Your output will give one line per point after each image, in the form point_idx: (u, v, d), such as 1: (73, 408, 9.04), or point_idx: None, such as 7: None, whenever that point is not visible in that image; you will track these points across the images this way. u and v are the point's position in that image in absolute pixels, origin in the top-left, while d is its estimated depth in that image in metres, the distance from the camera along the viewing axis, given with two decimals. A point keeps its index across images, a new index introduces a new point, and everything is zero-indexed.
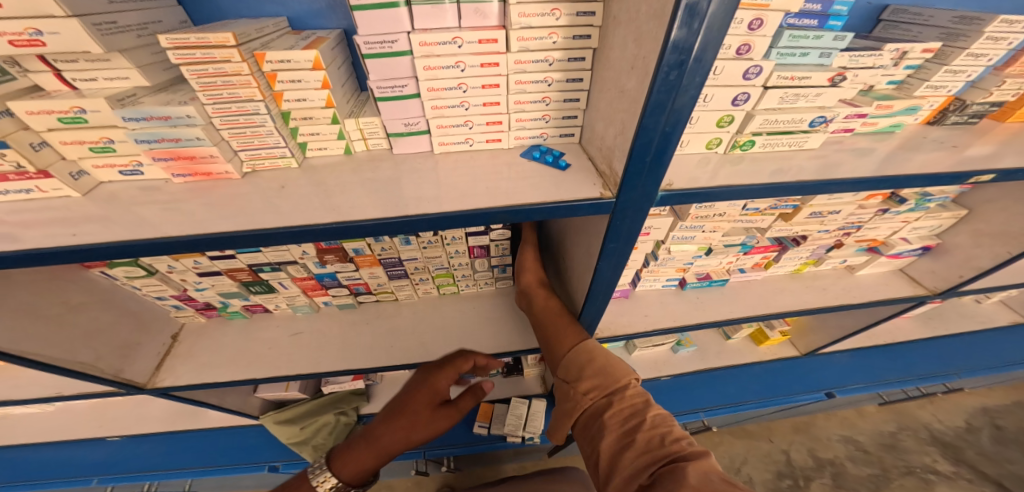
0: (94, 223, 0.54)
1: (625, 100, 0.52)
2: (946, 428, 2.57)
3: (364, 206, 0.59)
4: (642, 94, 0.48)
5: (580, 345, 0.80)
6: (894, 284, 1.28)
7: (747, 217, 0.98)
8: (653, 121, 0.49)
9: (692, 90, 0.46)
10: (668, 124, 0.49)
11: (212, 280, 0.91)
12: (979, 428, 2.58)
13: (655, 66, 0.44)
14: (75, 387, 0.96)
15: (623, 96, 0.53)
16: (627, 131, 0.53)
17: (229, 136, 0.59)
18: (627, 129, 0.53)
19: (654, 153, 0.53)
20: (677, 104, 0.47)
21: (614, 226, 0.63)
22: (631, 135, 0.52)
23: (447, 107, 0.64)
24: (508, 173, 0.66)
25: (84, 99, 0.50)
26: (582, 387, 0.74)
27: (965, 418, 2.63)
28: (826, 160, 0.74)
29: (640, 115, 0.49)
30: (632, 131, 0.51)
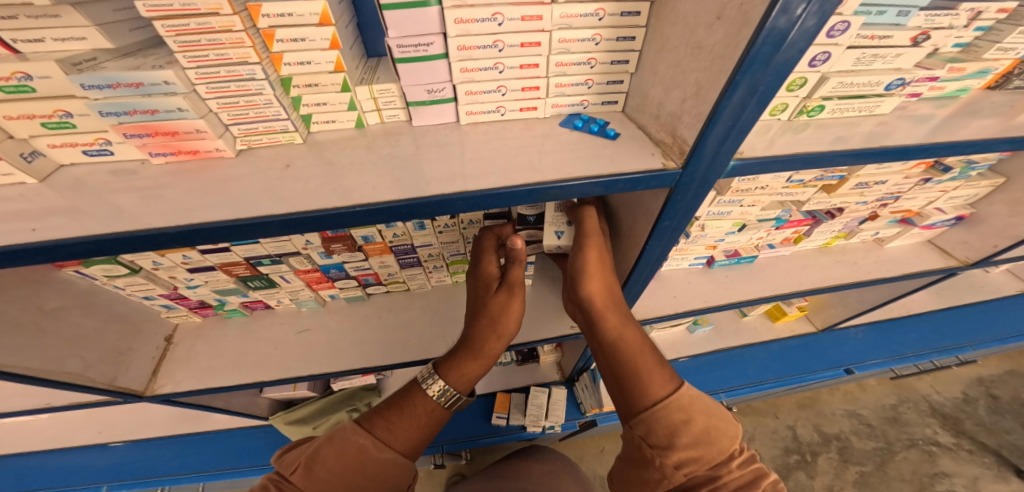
0: (58, 214, 0.44)
1: (706, 55, 0.42)
2: (945, 399, 2.60)
3: (383, 187, 0.50)
4: (737, 45, 0.38)
5: (672, 397, 0.60)
6: (924, 256, 1.23)
7: (787, 190, 0.86)
8: (749, 76, 0.38)
9: (802, 42, 0.37)
10: (765, 84, 0.39)
11: (205, 276, 0.82)
12: (975, 399, 2.62)
13: (762, 13, 0.34)
14: (64, 398, 0.88)
15: (699, 52, 0.43)
16: (706, 92, 0.43)
17: (218, 107, 0.49)
18: (706, 90, 0.43)
19: (742, 118, 0.43)
20: (781, 58, 0.37)
21: (672, 203, 0.55)
22: (713, 98, 0.42)
23: (478, 70, 0.54)
24: (547, 145, 0.57)
25: (27, 62, 0.40)
26: (675, 459, 0.56)
27: (962, 389, 2.66)
28: (897, 130, 0.64)
29: (733, 71, 0.39)
30: (715, 92, 0.42)
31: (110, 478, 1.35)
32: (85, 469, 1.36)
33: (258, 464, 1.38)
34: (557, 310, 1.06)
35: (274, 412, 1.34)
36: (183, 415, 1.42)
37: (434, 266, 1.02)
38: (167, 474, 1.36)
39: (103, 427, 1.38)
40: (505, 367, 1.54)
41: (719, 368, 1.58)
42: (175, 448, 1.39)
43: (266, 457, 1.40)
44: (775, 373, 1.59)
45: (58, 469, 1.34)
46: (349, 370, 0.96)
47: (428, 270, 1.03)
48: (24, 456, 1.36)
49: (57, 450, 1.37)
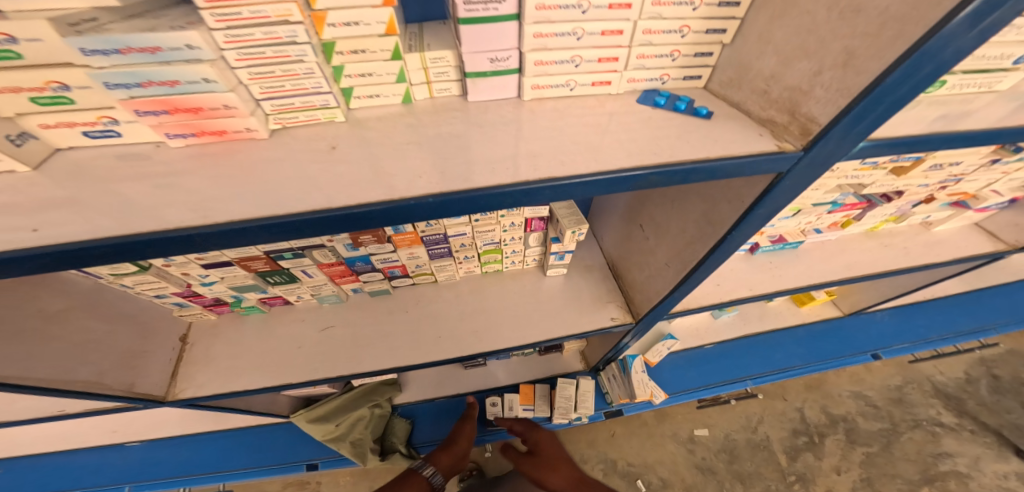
0: (59, 208, 0.37)
1: (874, 15, 0.34)
2: (949, 379, 2.40)
3: (448, 173, 0.43)
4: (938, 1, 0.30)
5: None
6: (972, 239, 1.16)
7: (856, 172, 0.79)
8: (945, 44, 0.31)
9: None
10: (954, 52, 0.31)
11: (222, 272, 0.74)
12: (977, 379, 2.42)
13: None
14: (77, 405, 0.82)
15: (859, 15, 0.35)
16: (861, 61, 0.36)
17: (248, 78, 0.41)
18: (865, 60, 0.35)
19: (904, 93, 0.35)
20: (992, 19, 0.29)
21: (775, 190, 0.47)
22: (878, 70, 0.34)
23: (554, 35, 0.46)
24: (629, 125, 0.49)
25: (6, 20, 0.31)
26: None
27: (965, 369, 2.46)
28: (1016, 109, 0.56)
29: (925, 35, 0.31)
30: (884, 61, 0.34)
31: (131, 479, 1.33)
32: (106, 468, 1.34)
33: (278, 462, 1.35)
34: (594, 300, 1.00)
35: (294, 410, 1.29)
36: (196, 414, 1.37)
37: (466, 256, 0.95)
38: (188, 474, 1.34)
39: (115, 426, 1.34)
40: (526, 358, 1.49)
41: (745, 354, 1.55)
42: (192, 447, 1.37)
43: (285, 454, 1.37)
44: (802, 359, 1.56)
45: (81, 469, 1.33)
46: (381, 369, 0.90)
47: (458, 260, 0.96)
48: (43, 457, 1.35)
49: (77, 450, 1.35)
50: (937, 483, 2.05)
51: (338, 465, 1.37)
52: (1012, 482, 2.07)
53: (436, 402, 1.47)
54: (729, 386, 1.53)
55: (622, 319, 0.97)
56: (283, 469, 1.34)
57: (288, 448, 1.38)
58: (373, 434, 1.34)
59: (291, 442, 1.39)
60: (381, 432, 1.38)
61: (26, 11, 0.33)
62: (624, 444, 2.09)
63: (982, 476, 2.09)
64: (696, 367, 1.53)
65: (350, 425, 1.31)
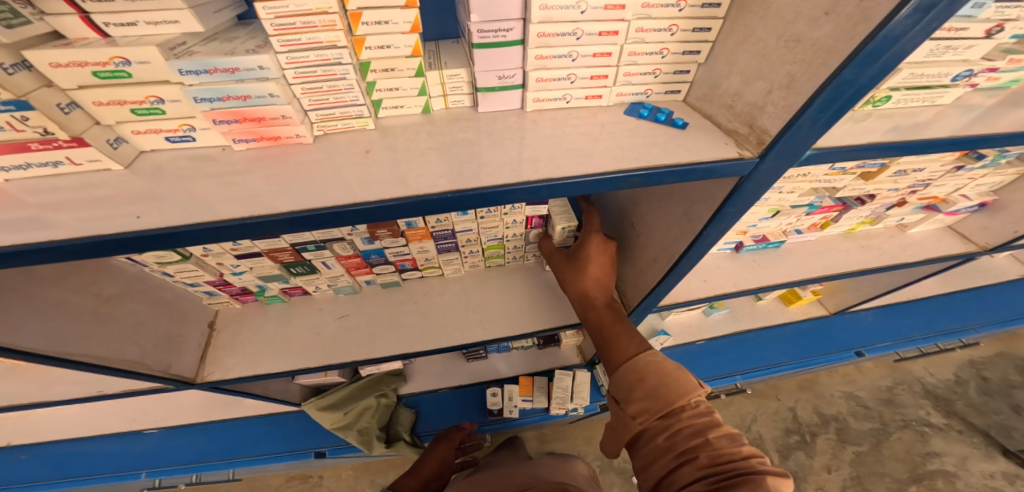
0: (147, 200, 0.45)
1: (808, 46, 0.42)
2: (939, 381, 2.46)
3: (462, 173, 0.51)
4: (850, 38, 0.38)
5: (634, 359, 0.68)
6: (945, 242, 1.23)
7: (826, 178, 0.84)
8: (857, 73, 0.38)
9: (919, 39, 0.37)
10: (869, 79, 0.39)
11: (251, 262, 0.82)
12: (966, 380, 2.47)
13: (891, 11, 0.34)
14: (114, 384, 0.90)
15: (798, 46, 0.43)
16: (800, 84, 0.44)
17: (302, 92, 0.49)
18: (802, 82, 0.43)
19: (834, 112, 0.43)
20: (893, 55, 0.37)
21: (740, 191, 0.55)
22: (811, 91, 0.42)
23: (552, 57, 0.54)
24: (616, 134, 0.57)
25: (125, 48, 0.40)
26: (632, 410, 0.63)
27: (954, 370, 2.51)
28: (958, 121, 0.64)
29: (841, 66, 0.39)
30: (816, 83, 0.42)
31: (149, 463, 1.39)
32: (125, 454, 1.40)
33: (289, 449, 1.42)
34: None
35: (305, 398, 1.36)
36: (212, 402, 1.44)
37: (471, 251, 1.03)
38: (203, 460, 1.40)
39: (135, 414, 1.41)
40: (526, 351, 1.57)
41: (734, 350, 1.63)
42: (208, 434, 1.44)
43: (296, 442, 1.43)
44: (790, 356, 1.63)
45: (103, 454, 1.40)
46: (391, 355, 0.97)
47: (464, 255, 1.04)
48: (66, 443, 1.42)
49: (98, 437, 1.42)
50: (926, 482, 2.10)
51: (345, 452, 1.44)
52: (999, 481, 2.12)
53: (439, 393, 1.54)
54: (718, 381, 1.61)
55: None
56: (293, 456, 1.41)
57: (299, 436, 1.45)
58: (379, 423, 1.41)
59: (301, 430, 1.45)
60: (387, 420, 1.45)
61: (131, 37, 0.42)
62: None
63: (969, 475, 2.14)
64: (688, 362, 1.61)
65: (358, 413, 1.37)
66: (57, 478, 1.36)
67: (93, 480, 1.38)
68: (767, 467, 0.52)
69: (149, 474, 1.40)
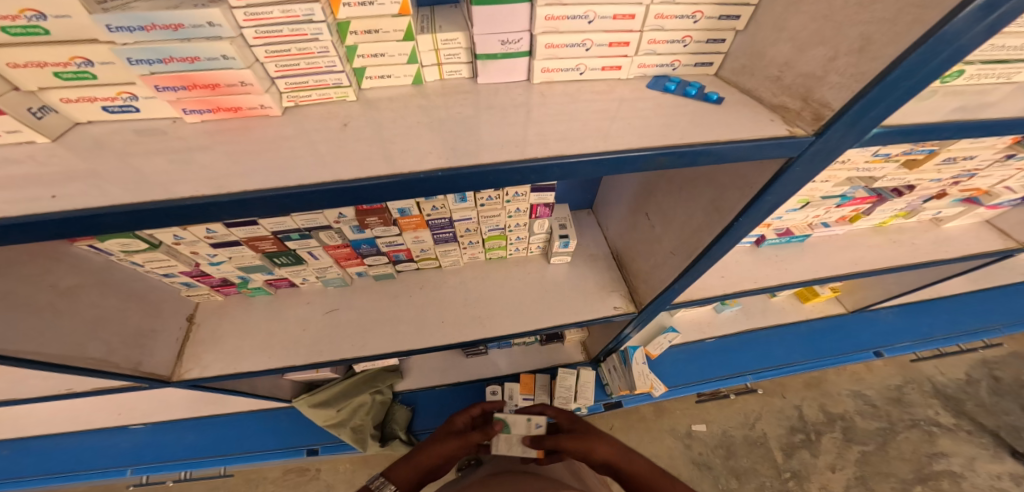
0: (78, 179, 0.38)
1: (892, 0, 0.34)
2: (949, 380, 2.39)
3: (458, 151, 0.43)
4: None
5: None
6: (980, 237, 1.15)
7: (867, 165, 0.76)
8: (968, 25, 0.30)
9: None
10: (975, 33, 0.31)
11: (230, 251, 0.74)
12: (978, 380, 2.40)
13: None
14: (84, 382, 0.83)
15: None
16: (876, 46, 0.36)
17: (265, 56, 0.41)
18: (880, 45, 0.35)
19: (920, 78, 0.35)
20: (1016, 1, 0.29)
21: (785, 176, 0.47)
22: (894, 54, 0.34)
23: (565, 18, 0.46)
24: (640, 109, 0.49)
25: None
26: None
27: (965, 370, 2.43)
28: None
29: (945, 17, 0.30)
30: (904, 43, 0.33)
31: (136, 460, 1.34)
32: (112, 449, 1.36)
33: (281, 445, 1.37)
34: (598, 289, 1.00)
35: (296, 394, 1.31)
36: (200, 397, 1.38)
37: (470, 242, 0.95)
38: (191, 456, 1.35)
39: (122, 408, 1.36)
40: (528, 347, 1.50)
41: (745, 348, 1.56)
42: (197, 429, 1.38)
43: (288, 438, 1.38)
44: (804, 355, 1.56)
45: (88, 449, 1.35)
46: (384, 352, 0.91)
47: (463, 246, 0.96)
48: (50, 437, 1.37)
49: (83, 430, 1.37)
50: (932, 482, 2.05)
51: (339, 450, 1.39)
52: (1006, 482, 2.07)
53: (436, 389, 1.48)
54: (726, 381, 1.53)
55: (624, 308, 0.97)
56: (285, 454, 1.35)
57: (291, 431, 1.39)
58: (374, 420, 1.35)
59: (293, 426, 1.40)
60: (382, 418, 1.40)
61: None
62: (622, 438, 2.10)
63: (976, 476, 2.09)
64: (697, 360, 1.54)
65: (352, 410, 1.32)
66: (41, 473, 1.32)
67: (79, 476, 1.33)
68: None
69: (136, 471, 1.35)
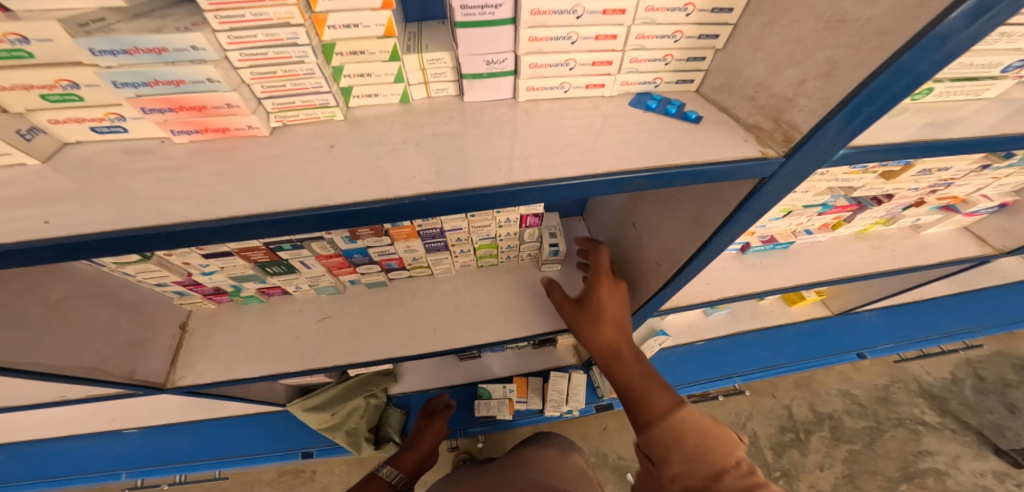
0: (66, 200, 0.39)
1: (858, 27, 0.35)
2: (934, 379, 2.43)
3: (442, 171, 0.44)
4: (915, 18, 0.31)
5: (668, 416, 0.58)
6: (960, 243, 1.18)
7: (846, 176, 0.78)
8: (920, 58, 0.31)
9: (1000, 17, 0.29)
10: (930, 65, 0.32)
11: (222, 261, 0.74)
12: (962, 379, 2.45)
13: None
14: (76, 390, 0.84)
15: (843, 27, 0.36)
16: (841, 73, 0.37)
17: (250, 77, 0.42)
18: (845, 71, 0.36)
19: (882, 104, 0.36)
20: (965, 37, 0.30)
21: (759, 194, 0.49)
22: (858, 80, 0.35)
23: (548, 39, 0.47)
24: (622, 128, 0.50)
25: (19, 21, 0.33)
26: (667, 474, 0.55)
27: (951, 369, 2.48)
28: (1004, 118, 0.57)
29: (900, 50, 0.32)
30: (864, 73, 0.35)
31: (129, 464, 1.34)
32: (105, 454, 1.36)
33: (275, 450, 1.37)
34: None
35: (290, 398, 1.31)
36: (194, 402, 1.39)
37: (461, 250, 0.96)
38: (185, 461, 1.35)
39: (115, 414, 1.36)
40: (521, 350, 1.52)
41: (734, 351, 1.58)
42: (190, 434, 1.39)
43: (282, 442, 1.39)
44: (792, 357, 1.59)
45: (81, 455, 1.35)
46: (375, 359, 0.92)
47: (455, 254, 0.97)
48: (43, 442, 1.37)
49: (77, 435, 1.37)
50: (917, 480, 2.09)
51: (333, 454, 1.39)
52: (989, 480, 2.12)
53: (430, 393, 1.49)
54: (717, 383, 1.56)
55: None
56: (279, 457, 1.36)
57: (285, 435, 1.40)
58: (367, 424, 1.36)
59: (287, 430, 1.41)
60: (375, 422, 1.40)
61: (37, 12, 0.35)
62: (616, 438, 2.13)
63: (959, 474, 2.13)
64: (687, 363, 1.56)
65: (346, 414, 1.33)
66: (33, 479, 1.31)
67: (71, 481, 1.33)
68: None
69: (130, 475, 1.36)
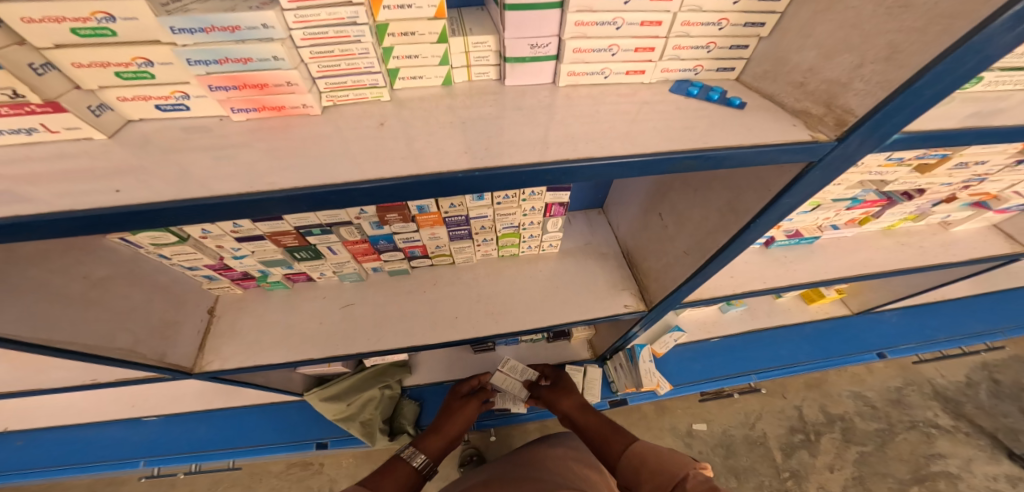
0: (130, 174, 0.40)
1: (922, 10, 0.35)
2: (949, 383, 2.41)
3: (488, 150, 0.45)
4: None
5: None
6: (987, 242, 1.16)
7: (880, 169, 0.77)
8: (996, 34, 0.31)
9: None
10: (1000, 46, 0.32)
11: (254, 245, 0.75)
12: (978, 383, 2.42)
13: None
14: (107, 372, 0.85)
15: (907, 10, 0.36)
16: (904, 56, 0.37)
17: (309, 57, 0.43)
18: (907, 54, 0.36)
19: (946, 85, 0.36)
20: None
21: (804, 180, 0.49)
22: (922, 62, 0.35)
23: (594, 24, 0.48)
24: (663, 113, 0.51)
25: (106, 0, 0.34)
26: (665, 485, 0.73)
27: (966, 372, 2.46)
28: None
29: (973, 30, 0.31)
30: (930, 54, 0.34)
31: (148, 451, 1.36)
32: (124, 441, 1.37)
33: (290, 439, 1.38)
34: (609, 287, 1.02)
35: (307, 388, 1.32)
36: (212, 390, 1.41)
37: (484, 239, 0.97)
38: (202, 448, 1.36)
39: (135, 400, 1.38)
40: (535, 344, 1.52)
41: (749, 348, 1.58)
42: (208, 422, 1.40)
43: (298, 431, 1.40)
44: (807, 355, 1.58)
45: (100, 441, 1.37)
46: (398, 347, 0.92)
47: (477, 243, 0.98)
48: (65, 428, 1.39)
49: (98, 421, 1.39)
50: (928, 483, 2.07)
51: (348, 444, 1.40)
52: (1002, 484, 2.09)
53: (445, 385, 1.49)
54: (731, 380, 1.55)
55: (634, 306, 0.98)
56: (295, 446, 1.37)
57: (301, 425, 1.41)
58: (383, 414, 1.37)
59: (303, 419, 1.42)
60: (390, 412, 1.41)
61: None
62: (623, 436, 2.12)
63: (972, 478, 2.11)
64: (702, 360, 1.56)
65: (362, 404, 1.34)
66: (53, 464, 1.33)
67: (90, 467, 1.35)
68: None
69: (147, 462, 1.37)
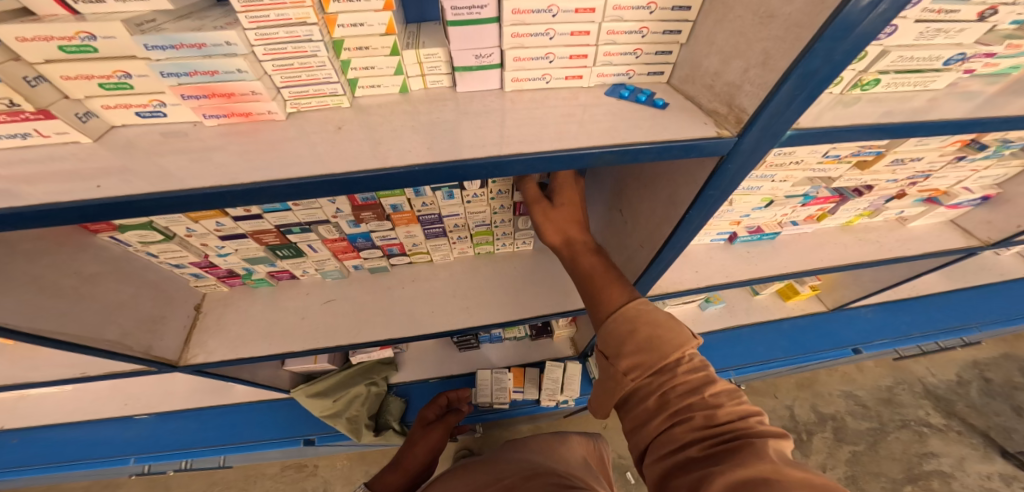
0: (111, 172, 0.45)
1: (783, 21, 0.40)
2: (940, 381, 2.42)
3: (432, 149, 0.50)
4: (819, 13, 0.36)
5: (622, 309, 0.61)
6: (944, 236, 1.21)
7: (821, 166, 0.83)
8: (831, 43, 0.37)
9: (891, 12, 0.35)
10: (841, 53, 0.38)
11: (236, 244, 0.81)
12: (968, 382, 2.43)
13: None
14: (98, 366, 0.89)
15: (772, 20, 0.42)
16: (775, 61, 0.42)
17: (272, 69, 0.49)
18: (776, 58, 0.42)
19: (813, 87, 0.41)
20: (865, 29, 0.36)
21: (721, 172, 0.54)
22: (786, 65, 0.41)
23: (528, 35, 0.53)
24: (595, 114, 0.56)
25: (89, 22, 0.41)
26: (622, 367, 0.58)
27: (956, 371, 2.47)
28: (954, 105, 0.62)
29: (813, 38, 0.37)
30: (790, 60, 0.40)
31: (140, 449, 1.40)
32: (117, 439, 1.41)
33: (279, 436, 1.43)
34: None
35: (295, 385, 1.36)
36: (203, 389, 1.45)
37: (459, 236, 1.02)
38: (194, 446, 1.41)
39: (129, 399, 1.42)
40: (518, 341, 1.57)
41: (728, 345, 1.62)
42: (199, 420, 1.45)
43: (287, 429, 1.44)
44: (785, 351, 1.62)
45: (96, 439, 1.41)
46: (376, 340, 0.97)
47: (452, 241, 1.03)
48: (63, 427, 1.44)
49: (95, 420, 1.44)
50: (921, 482, 2.06)
51: (333, 441, 1.45)
52: (995, 482, 2.09)
53: (430, 382, 1.53)
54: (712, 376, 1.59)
55: None
56: (282, 443, 1.41)
57: (289, 423, 1.45)
58: (368, 411, 1.40)
59: (292, 417, 1.46)
60: (377, 409, 1.45)
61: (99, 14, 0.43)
62: (614, 436, 2.13)
63: (965, 476, 2.10)
64: None
65: (348, 401, 1.37)
66: (49, 462, 1.37)
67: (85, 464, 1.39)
68: (769, 431, 0.48)
69: (140, 460, 1.41)
